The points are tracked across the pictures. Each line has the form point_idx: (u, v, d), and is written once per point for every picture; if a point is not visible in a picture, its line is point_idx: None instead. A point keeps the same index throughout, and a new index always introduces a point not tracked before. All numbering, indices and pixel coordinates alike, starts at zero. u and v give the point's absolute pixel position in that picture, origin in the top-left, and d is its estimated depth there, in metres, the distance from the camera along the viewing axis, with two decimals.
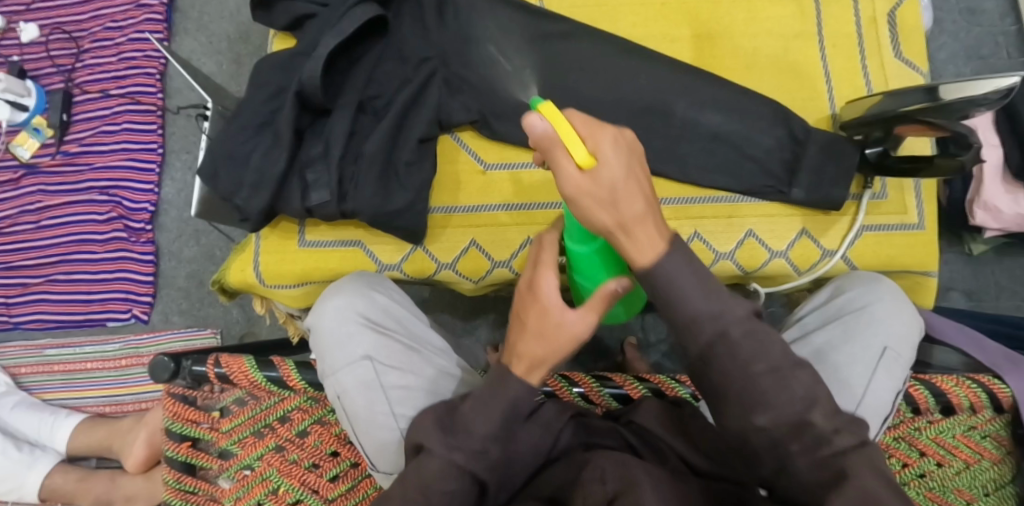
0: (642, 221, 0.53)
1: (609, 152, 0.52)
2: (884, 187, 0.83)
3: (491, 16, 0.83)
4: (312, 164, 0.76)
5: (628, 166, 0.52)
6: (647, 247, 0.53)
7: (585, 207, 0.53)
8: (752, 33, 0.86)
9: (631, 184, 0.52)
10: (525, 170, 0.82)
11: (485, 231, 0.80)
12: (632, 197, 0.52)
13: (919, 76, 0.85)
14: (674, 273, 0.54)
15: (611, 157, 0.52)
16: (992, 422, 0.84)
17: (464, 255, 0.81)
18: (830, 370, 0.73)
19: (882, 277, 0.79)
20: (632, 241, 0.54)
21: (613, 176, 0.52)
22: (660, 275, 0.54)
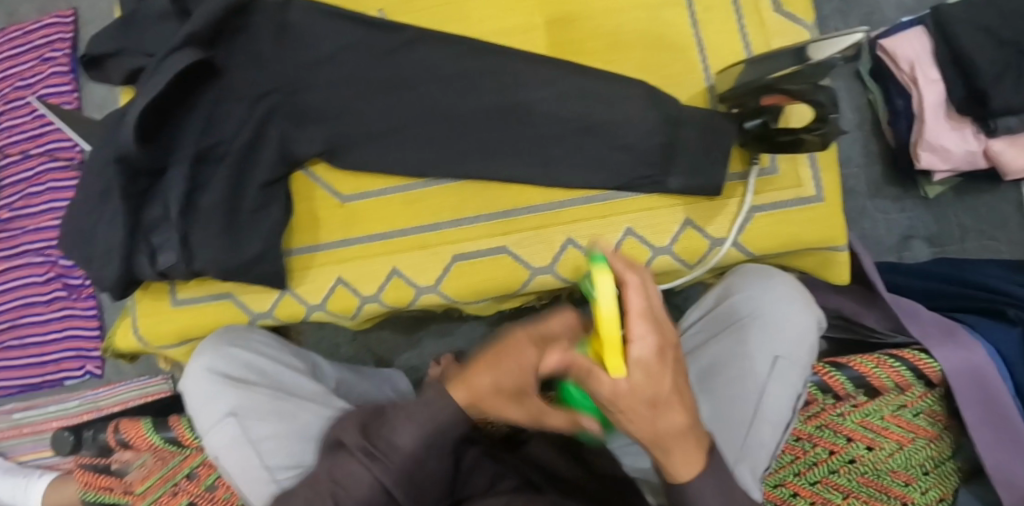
0: (681, 439, 0.49)
1: (652, 358, 0.45)
2: (774, 160, 0.75)
3: (328, 39, 0.78)
4: (156, 227, 0.75)
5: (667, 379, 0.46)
6: (682, 468, 0.51)
7: (615, 414, 0.48)
8: (614, 10, 0.77)
9: (676, 404, 0.47)
10: (382, 197, 0.78)
11: (350, 267, 0.77)
12: (675, 416, 0.48)
13: (804, 30, 0.76)
14: (702, 494, 0.51)
15: (656, 368, 0.45)
16: (924, 396, 0.77)
17: (332, 294, 0.78)
18: (727, 381, 0.69)
19: (777, 272, 0.73)
20: (669, 459, 0.51)
21: (653, 393, 0.46)
22: (687, 493, 0.52)
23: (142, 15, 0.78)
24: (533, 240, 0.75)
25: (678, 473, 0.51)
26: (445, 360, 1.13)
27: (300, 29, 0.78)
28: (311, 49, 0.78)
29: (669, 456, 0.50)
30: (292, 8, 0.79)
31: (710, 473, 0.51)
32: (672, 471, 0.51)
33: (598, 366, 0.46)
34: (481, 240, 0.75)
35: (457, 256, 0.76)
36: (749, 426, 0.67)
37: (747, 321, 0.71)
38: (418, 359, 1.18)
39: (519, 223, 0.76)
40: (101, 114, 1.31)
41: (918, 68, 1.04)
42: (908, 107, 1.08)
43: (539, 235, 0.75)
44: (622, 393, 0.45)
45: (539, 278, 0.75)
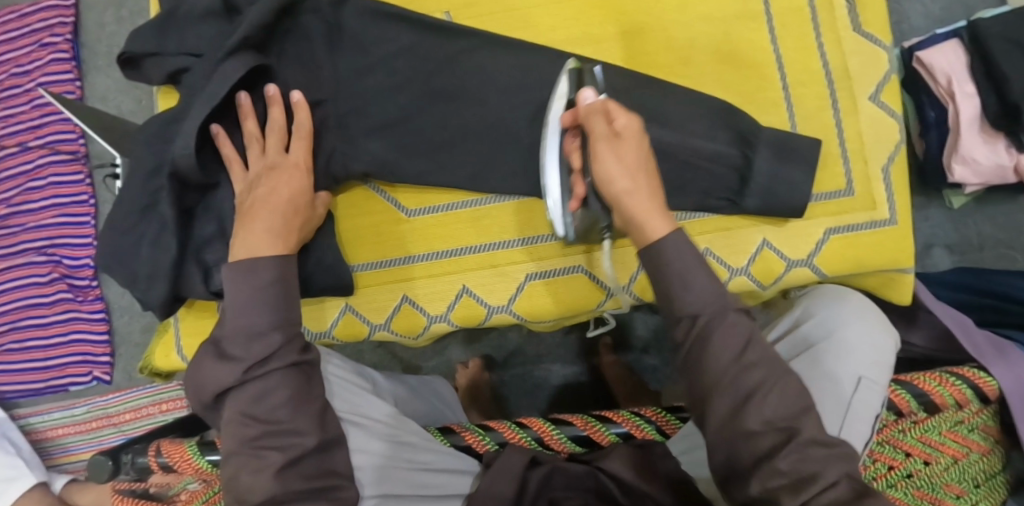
0: (629, 199, 0.59)
1: (634, 124, 0.61)
2: (850, 182, 0.75)
3: (390, 42, 0.76)
4: (209, 245, 0.73)
5: (639, 140, 0.60)
6: (652, 224, 0.58)
7: (604, 169, 0.60)
8: (685, 20, 0.75)
9: (640, 165, 0.60)
10: (448, 212, 0.77)
11: (415, 286, 0.77)
12: (629, 157, 0.60)
13: (881, 51, 0.75)
14: (672, 253, 0.57)
15: (637, 127, 0.61)
16: (979, 413, 0.79)
17: (397, 313, 0.77)
18: (809, 372, 0.68)
19: (848, 293, 0.73)
20: (638, 225, 0.59)
21: (633, 138, 0.61)
22: (660, 252, 0.58)
23: (183, 14, 0.73)
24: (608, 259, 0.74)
25: (652, 233, 0.58)
26: (473, 366, 1.13)
27: (359, 31, 0.76)
28: (370, 55, 0.76)
29: (635, 219, 0.59)
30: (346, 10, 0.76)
31: (680, 235, 0.58)
32: (644, 233, 0.58)
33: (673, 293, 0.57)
34: (556, 260, 0.74)
35: (529, 275, 0.75)
36: (842, 425, 0.65)
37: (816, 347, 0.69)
38: (446, 366, 1.17)
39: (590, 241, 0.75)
40: (134, 103, 1.19)
41: (955, 82, 1.06)
42: (940, 118, 1.10)
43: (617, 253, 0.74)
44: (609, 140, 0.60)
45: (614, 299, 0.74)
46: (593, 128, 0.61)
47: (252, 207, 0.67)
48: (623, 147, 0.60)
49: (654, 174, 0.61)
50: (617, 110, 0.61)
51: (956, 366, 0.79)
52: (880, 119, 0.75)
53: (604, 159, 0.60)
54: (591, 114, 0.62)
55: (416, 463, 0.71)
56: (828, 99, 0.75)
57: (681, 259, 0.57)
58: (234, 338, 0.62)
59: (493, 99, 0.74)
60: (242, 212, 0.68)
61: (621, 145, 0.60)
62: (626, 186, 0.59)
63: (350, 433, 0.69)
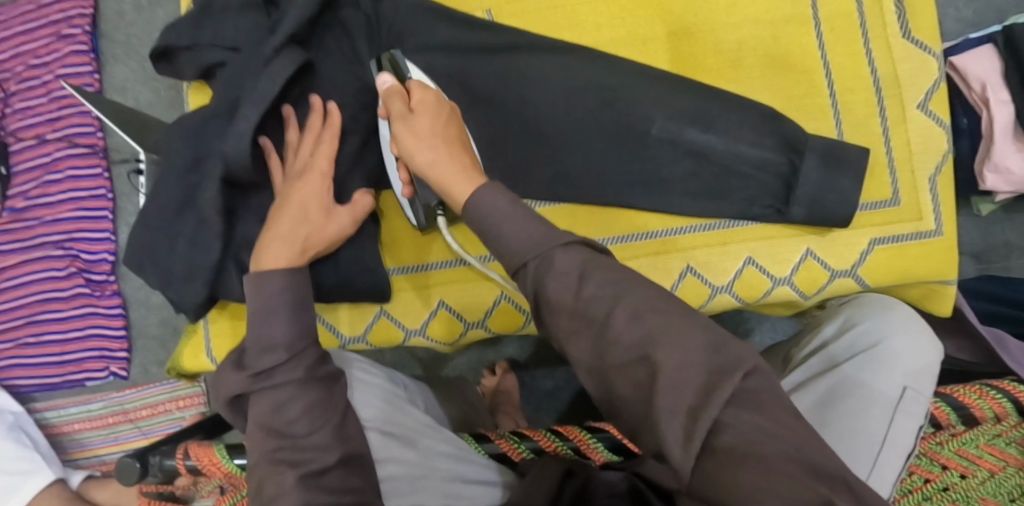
0: (430, 162, 0.60)
1: (431, 99, 0.64)
2: (897, 192, 0.73)
3: (431, 41, 0.74)
4: (248, 246, 0.71)
5: (438, 113, 0.63)
6: (461, 184, 0.58)
7: (405, 144, 0.62)
8: (732, 23, 0.74)
9: (443, 131, 0.62)
10: None
11: (453, 291, 0.77)
12: (422, 125, 0.62)
13: (931, 59, 0.74)
14: (488, 210, 0.55)
15: (437, 102, 0.64)
16: (1018, 427, 0.79)
17: (434, 319, 0.77)
18: (852, 381, 0.67)
19: (896, 304, 0.71)
20: (446, 187, 0.59)
21: (432, 113, 0.63)
22: (477, 214, 0.56)
23: (221, 7, 0.71)
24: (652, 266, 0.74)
25: (458, 195, 0.58)
26: (499, 370, 1.12)
27: (401, 29, 0.74)
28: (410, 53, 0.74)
29: (443, 183, 0.59)
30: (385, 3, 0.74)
31: (492, 188, 0.56)
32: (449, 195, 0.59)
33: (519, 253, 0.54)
34: None
35: None
36: (885, 434, 0.64)
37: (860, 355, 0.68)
38: (467, 368, 1.16)
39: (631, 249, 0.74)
40: (166, 102, 1.16)
41: (989, 89, 1.04)
42: (972, 125, 1.08)
43: None
44: (407, 116, 0.62)
45: None
46: (392, 109, 0.63)
47: (280, 208, 0.67)
48: (417, 118, 0.62)
49: (459, 142, 0.62)
50: (415, 91, 0.64)
51: (996, 379, 0.78)
52: (928, 129, 0.74)
53: (404, 129, 0.62)
54: (392, 98, 0.64)
55: (450, 475, 0.69)
56: (876, 107, 0.74)
57: (497, 205, 0.55)
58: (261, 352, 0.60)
59: (536, 101, 0.73)
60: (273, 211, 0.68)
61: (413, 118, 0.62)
62: (425, 156, 0.60)
63: (379, 442, 0.68)
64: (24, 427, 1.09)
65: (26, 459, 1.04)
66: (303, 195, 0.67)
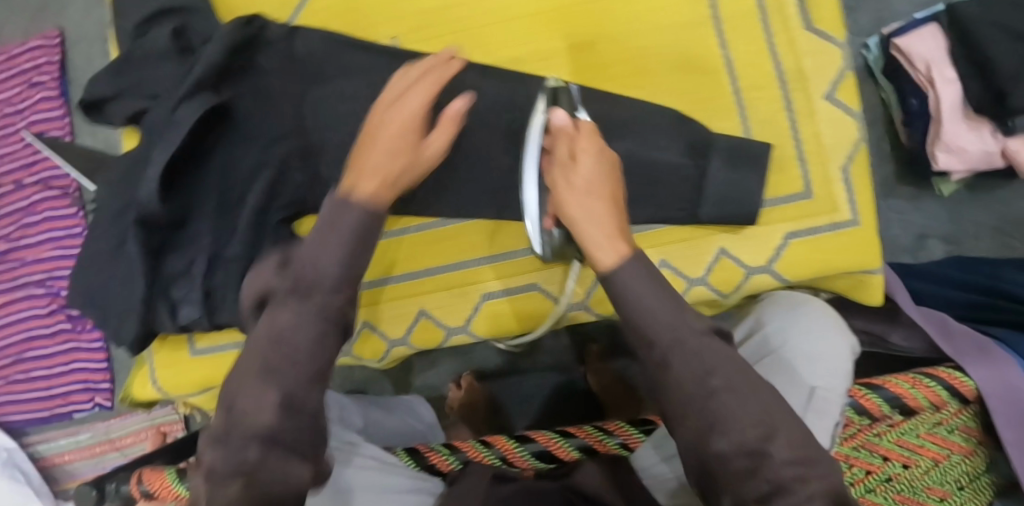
0: (587, 226, 0.58)
1: (593, 148, 0.60)
2: (808, 185, 0.73)
3: (343, 72, 0.76)
4: (175, 282, 0.72)
5: (600, 167, 0.59)
6: (609, 247, 0.57)
7: (564, 199, 0.59)
8: (634, 30, 0.75)
9: (597, 189, 0.59)
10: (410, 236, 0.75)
11: (374, 311, 0.76)
12: (588, 174, 0.59)
13: (836, 49, 0.74)
14: (626, 283, 0.55)
15: (601, 151, 0.60)
16: (959, 414, 0.77)
17: (358, 339, 0.77)
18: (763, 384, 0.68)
19: (807, 305, 0.73)
20: (593, 246, 0.57)
21: (587, 169, 0.59)
22: (615, 282, 0.56)
23: (139, 55, 0.74)
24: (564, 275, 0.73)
25: (599, 262, 0.57)
26: (464, 383, 1.13)
27: (315, 63, 0.76)
28: (323, 83, 0.76)
29: (592, 240, 0.57)
30: (298, 40, 0.76)
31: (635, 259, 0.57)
32: (595, 259, 0.57)
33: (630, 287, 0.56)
34: (510, 279, 0.74)
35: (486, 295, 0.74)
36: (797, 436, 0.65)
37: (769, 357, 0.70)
38: (437, 381, 1.18)
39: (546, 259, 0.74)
40: (111, 147, 1.21)
41: (935, 68, 1.03)
42: (923, 107, 1.06)
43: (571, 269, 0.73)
44: (568, 170, 0.59)
45: (571, 314, 0.74)
46: (555, 152, 0.61)
47: (376, 131, 0.61)
48: (576, 171, 0.59)
49: (613, 196, 0.59)
50: (580, 135, 0.61)
51: (932, 367, 0.77)
52: (838, 119, 0.73)
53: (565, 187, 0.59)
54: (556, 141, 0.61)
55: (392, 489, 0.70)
56: (781, 102, 0.74)
57: (636, 284, 0.55)
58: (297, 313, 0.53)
59: None
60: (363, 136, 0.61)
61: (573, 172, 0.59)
62: (578, 212, 0.58)
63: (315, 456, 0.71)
64: (18, 464, 1.18)
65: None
66: (409, 120, 0.61)
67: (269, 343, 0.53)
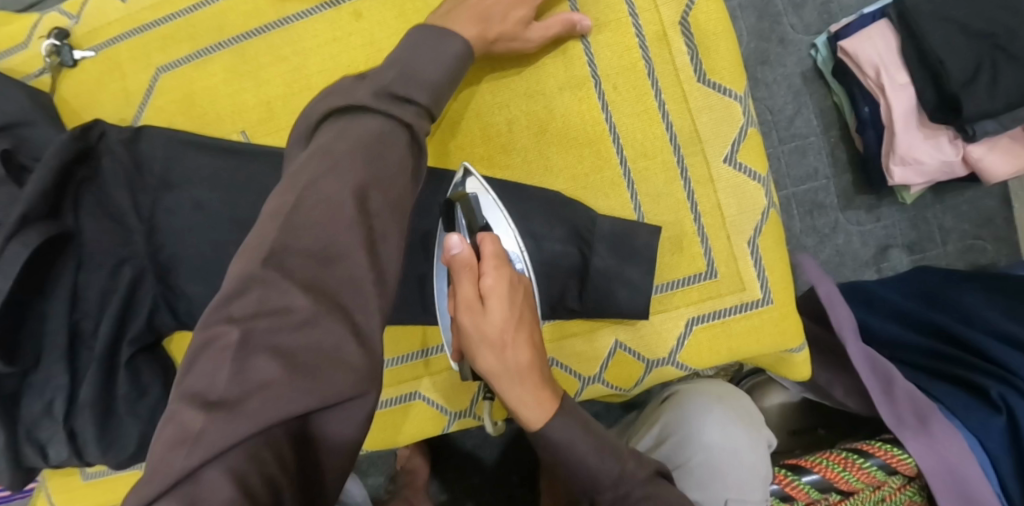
0: (509, 385, 0.52)
1: (503, 287, 0.52)
2: (712, 262, 0.66)
3: (194, 175, 0.70)
4: (39, 424, 0.67)
5: (508, 309, 0.52)
6: (536, 408, 0.53)
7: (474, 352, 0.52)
8: (503, 102, 0.67)
9: (515, 336, 0.52)
10: None
11: None
12: (494, 325, 0.51)
13: (733, 102, 0.66)
14: (562, 440, 0.53)
15: (510, 287, 0.52)
16: (903, 488, 0.70)
17: None
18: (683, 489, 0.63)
19: (718, 394, 0.68)
20: (517, 406, 0.53)
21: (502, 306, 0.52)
22: (549, 439, 0.53)
23: None
24: (449, 382, 0.67)
25: (528, 421, 0.53)
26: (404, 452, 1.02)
27: (163, 168, 0.69)
28: (173, 190, 0.69)
29: (515, 401, 0.53)
30: (143, 142, 0.70)
31: (567, 414, 0.53)
32: (523, 419, 0.53)
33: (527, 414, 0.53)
34: (391, 389, 0.68)
35: None
36: None
37: (676, 469, 0.65)
38: None
39: (430, 364, 0.68)
40: None
41: (884, 74, 0.92)
42: (875, 114, 0.96)
43: (451, 376, 0.67)
44: (478, 321, 0.51)
45: (458, 422, 0.68)
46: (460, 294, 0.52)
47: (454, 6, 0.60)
48: (486, 320, 0.51)
49: (533, 343, 0.54)
50: (487, 271, 0.52)
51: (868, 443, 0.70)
52: (742, 186, 0.65)
53: (472, 339, 0.52)
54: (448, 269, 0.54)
55: None
56: (676, 169, 0.66)
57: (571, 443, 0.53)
58: (372, 315, 0.45)
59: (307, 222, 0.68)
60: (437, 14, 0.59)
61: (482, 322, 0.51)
62: (496, 365, 0.52)
63: None
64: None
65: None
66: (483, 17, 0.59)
67: (215, 312, 0.43)
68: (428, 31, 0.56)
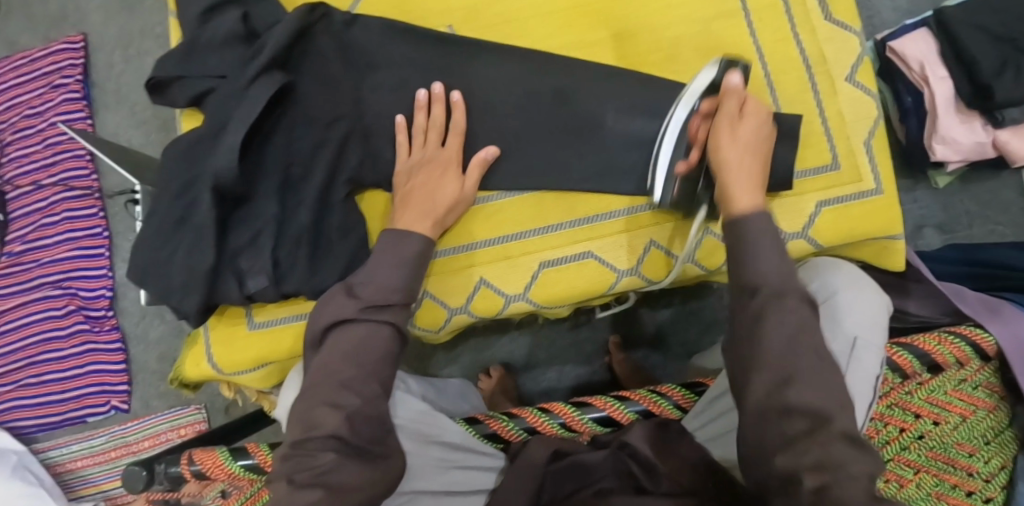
0: (736, 175, 0.65)
1: (759, 114, 0.68)
2: (835, 157, 0.80)
3: (398, 57, 0.80)
4: (242, 252, 0.74)
5: (761, 129, 0.68)
6: (747, 193, 0.64)
7: (718, 141, 0.67)
8: (671, 21, 0.81)
9: (755, 148, 0.67)
10: (487, 203, 0.79)
11: (452, 278, 0.78)
12: (748, 126, 0.67)
13: (854, 36, 0.81)
14: (753, 221, 0.62)
15: (766, 121, 0.68)
16: (981, 370, 0.83)
17: (476, 295, 0.78)
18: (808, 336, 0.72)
19: (841, 262, 0.77)
20: (733, 187, 0.65)
21: (757, 127, 0.68)
22: (743, 224, 0.63)
23: (205, 40, 0.76)
24: (616, 243, 0.77)
25: (737, 205, 0.64)
26: (495, 373, 1.13)
27: (371, 47, 0.80)
28: (379, 70, 0.80)
29: (733, 182, 0.65)
30: (357, 28, 0.79)
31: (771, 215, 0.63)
32: (732, 200, 0.64)
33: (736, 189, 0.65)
34: (566, 248, 0.77)
35: (542, 263, 0.77)
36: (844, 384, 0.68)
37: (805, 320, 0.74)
38: (461, 373, 1.18)
39: (596, 228, 0.78)
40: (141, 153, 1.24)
41: (928, 68, 1.11)
42: (917, 103, 1.15)
43: (618, 238, 0.77)
44: (733, 125, 0.67)
45: (625, 280, 0.78)
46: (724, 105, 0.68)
47: (408, 197, 0.74)
48: (742, 124, 0.67)
49: (763, 160, 0.68)
50: (750, 102, 0.69)
51: (954, 326, 0.84)
52: (858, 99, 0.80)
53: (722, 135, 0.67)
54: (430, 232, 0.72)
55: (447, 461, 0.74)
56: (808, 84, 0.80)
57: (756, 230, 0.62)
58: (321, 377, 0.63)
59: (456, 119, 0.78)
60: (399, 201, 0.75)
61: (736, 126, 0.67)
62: (734, 158, 0.66)
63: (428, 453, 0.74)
64: (28, 465, 1.14)
65: (32, 495, 1.10)
66: (434, 182, 0.75)
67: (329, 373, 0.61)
68: (391, 236, 0.72)
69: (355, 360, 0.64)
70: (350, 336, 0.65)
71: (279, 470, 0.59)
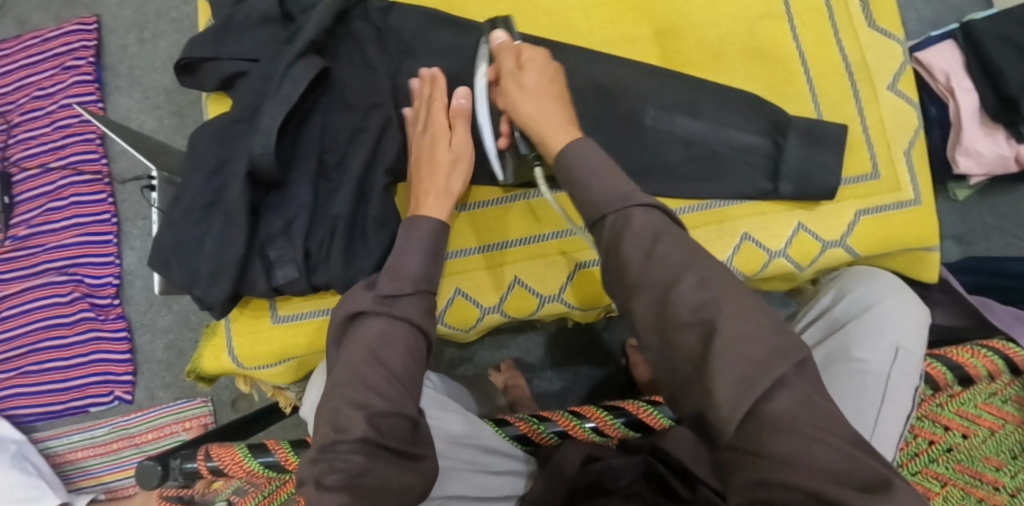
0: (537, 122, 0.64)
1: (537, 60, 0.68)
2: (876, 165, 0.79)
3: (435, 47, 0.78)
4: (274, 240, 0.73)
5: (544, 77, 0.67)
6: (560, 134, 0.63)
7: (512, 98, 0.66)
8: (715, 21, 0.81)
9: (550, 93, 0.66)
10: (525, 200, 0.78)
11: (486, 277, 0.77)
12: (529, 79, 0.66)
13: (896, 44, 0.81)
14: (581, 162, 0.61)
15: (547, 66, 0.68)
16: (1011, 384, 0.80)
17: (510, 294, 0.77)
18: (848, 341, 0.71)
19: (882, 272, 0.76)
20: (547, 137, 0.63)
21: (539, 77, 0.67)
22: (569, 166, 0.61)
23: (240, 22, 0.75)
24: None
25: (555, 146, 0.63)
26: (505, 366, 1.13)
27: (409, 36, 0.78)
28: (415, 58, 0.78)
29: (545, 130, 0.64)
30: (394, 15, 0.78)
31: (589, 144, 0.62)
32: (552, 145, 0.63)
33: (557, 139, 0.63)
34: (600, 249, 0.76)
35: (578, 264, 0.77)
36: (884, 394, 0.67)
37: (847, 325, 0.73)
38: (475, 371, 1.16)
39: None
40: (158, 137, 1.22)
41: (953, 79, 1.11)
42: (941, 114, 1.15)
43: None
44: (516, 78, 0.67)
45: None
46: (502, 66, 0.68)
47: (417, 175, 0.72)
48: (524, 74, 0.67)
49: (561, 101, 0.67)
50: (525, 50, 0.69)
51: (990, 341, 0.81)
52: (899, 107, 0.80)
53: (514, 90, 0.66)
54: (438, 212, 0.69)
55: (477, 465, 0.72)
56: (849, 90, 0.80)
57: (585, 165, 0.60)
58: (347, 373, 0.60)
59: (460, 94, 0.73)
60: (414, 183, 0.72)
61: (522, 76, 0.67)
62: (531, 108, 0.65)
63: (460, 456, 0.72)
64: (27, 455, 1.11)
65: (32, 485, 1.07)
66: (438, 156, 0.71)
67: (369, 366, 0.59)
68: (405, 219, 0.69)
69: (377, 355, 0.61)
70: (368, 331, 0.63)
71: (308, 472, 0.57)
